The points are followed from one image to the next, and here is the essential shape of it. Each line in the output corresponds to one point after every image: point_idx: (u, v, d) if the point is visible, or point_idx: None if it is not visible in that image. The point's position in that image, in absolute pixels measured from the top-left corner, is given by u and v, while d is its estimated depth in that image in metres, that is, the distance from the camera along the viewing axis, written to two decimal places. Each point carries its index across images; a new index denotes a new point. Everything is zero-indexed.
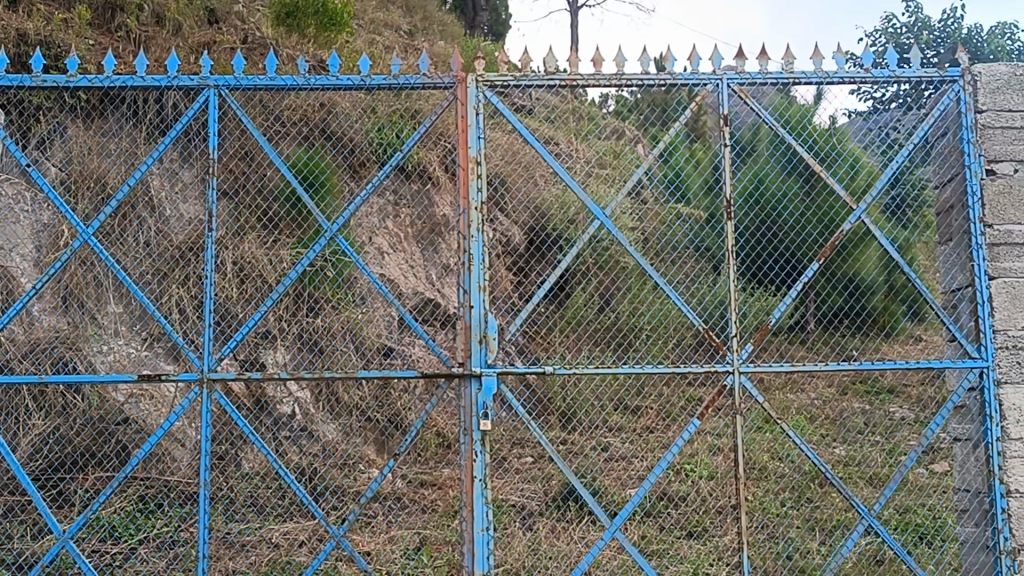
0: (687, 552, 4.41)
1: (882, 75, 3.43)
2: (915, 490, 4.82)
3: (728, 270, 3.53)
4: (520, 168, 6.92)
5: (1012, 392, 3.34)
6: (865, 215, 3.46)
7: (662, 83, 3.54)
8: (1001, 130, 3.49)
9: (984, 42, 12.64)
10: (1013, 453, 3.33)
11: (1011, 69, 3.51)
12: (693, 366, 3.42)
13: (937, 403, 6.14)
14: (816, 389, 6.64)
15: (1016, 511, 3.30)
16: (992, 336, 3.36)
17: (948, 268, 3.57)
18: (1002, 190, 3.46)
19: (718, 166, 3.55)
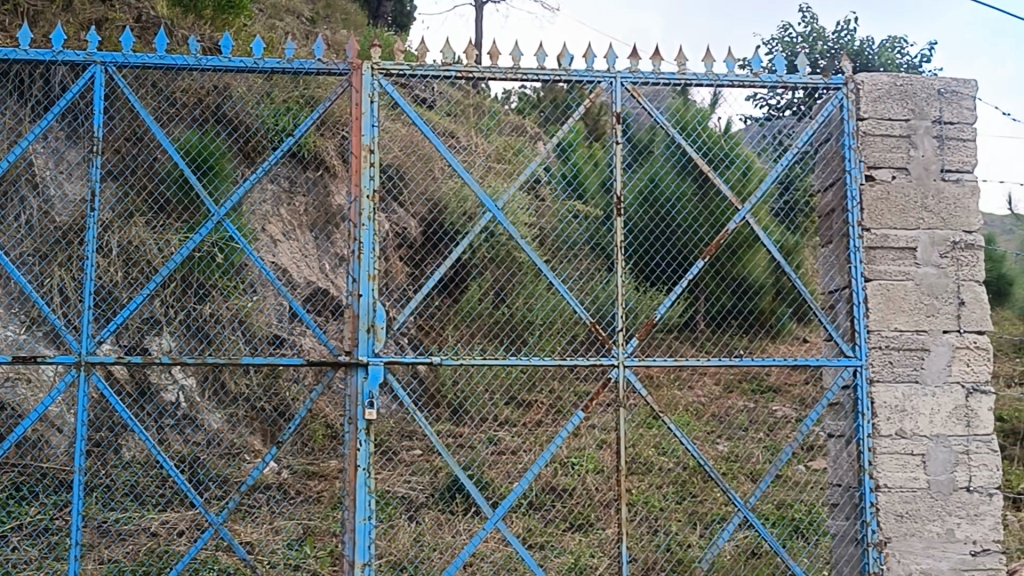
0: (570, 544, 4.47)
1: (770, 80, 3.53)
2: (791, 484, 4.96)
3: (616, 264, 3.58)
4: (418, 160, 6.93)
5: (884, 390, 3.45)
6: (749, 216, 3.55)
7: (558, 79, 3.58)
8: (881, 138, 3.59)
9: (876, 55, 12.99)
10: (883, 449, 3.44)
11: (892, 79, 3.62)
12: (580, 359, 3.46)
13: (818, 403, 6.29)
14: (703, 387, 6.75)
15: (884, 505, 3.41)
16: (866, 336, 3.47)
17: (828, 270, 3.68)
18: (880, 196, 3.56)
19: (610, 162, 3.61)
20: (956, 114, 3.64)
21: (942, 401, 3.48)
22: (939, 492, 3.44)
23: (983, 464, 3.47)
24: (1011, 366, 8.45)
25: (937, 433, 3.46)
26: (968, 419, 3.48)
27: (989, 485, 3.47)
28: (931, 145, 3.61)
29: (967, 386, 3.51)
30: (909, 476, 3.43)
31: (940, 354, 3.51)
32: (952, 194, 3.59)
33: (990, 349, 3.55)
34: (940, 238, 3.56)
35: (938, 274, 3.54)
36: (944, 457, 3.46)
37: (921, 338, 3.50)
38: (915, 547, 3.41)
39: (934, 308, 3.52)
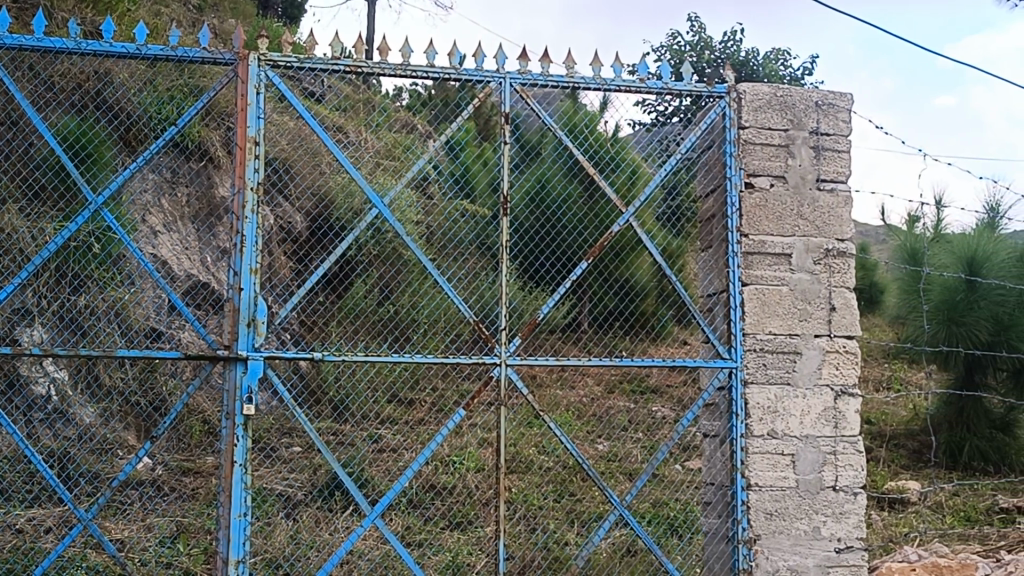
0: (449, 543, 4.48)
1: (655, 86, 3.61)
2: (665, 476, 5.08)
3: (501, 263, 3.60)
4: (306, 155, 6.86)
5: (757, 392, 3.55)
6: (632, 219, 3.62)
7: (447, 76, 3.58)
8: (761, 147, 3.68)
9: (760, 66, 13.31)
10: (756, 449, 3.54)
11: (772, 89, 3.72)
12: (462, 357, 3.47)
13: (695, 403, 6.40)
14: (585, 386, 6.81)
15: (755, 504, 3.50)
16: (742, 338, 3.56)
17: (706, 274, 3.77)
18: (759, 203, 3.65)
19: (497, 161, 3.62)
20: (832, 126, 3.77)
21: (812, 402, 3.59)
22: (807, 492, 3.55)
23: (849, 464, 3.60)
24: (879, 371, 8.76)
25: (807, 434, 3.58)
26: (835, 420, 3.60)
27: (854, 485, 3.60)
28: (807, 155, 3.72)
29: (836, 388, 3.63)
30: (779, 475, 3.54)
31: (811, 358, 3.62)
32: (826, 203, 3.71)
33: (858, 354, 3.68)
34: (814, 245, 3.68)
35: (811, 280, 3.65)
36: (813, 457, 3.57)
37: (794, 341, 3.61)
38: (783, 544, 3.52)
39: (807, 312, 3.64)
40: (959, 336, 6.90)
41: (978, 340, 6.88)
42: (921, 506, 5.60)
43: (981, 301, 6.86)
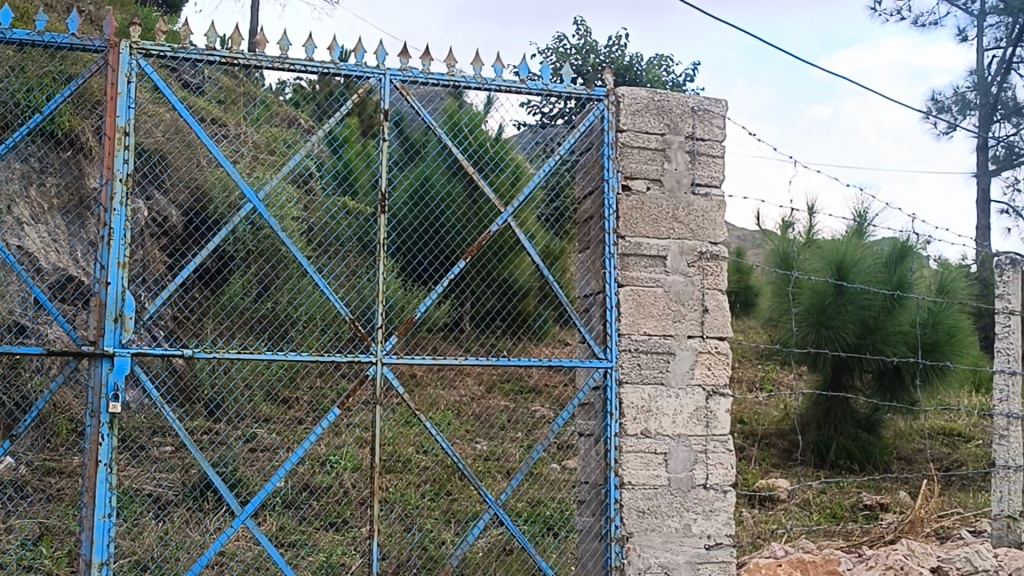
0: (323, 543, 4.43)
1: (535, 87, 3.63)
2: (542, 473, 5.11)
3: (378, 261, 3.58)
4: (184, 147, 6.71)
5: (631, 391, 3.60)
6: (511, 219, 3.63)
7: (325, 71, 3.52)
8: (638, 150, 3.73)
9: (644, 72, 13.52)
10: (629, 447, 3.58)
11: (650, 94, 3.77)
12: (337, 356, 3.44)
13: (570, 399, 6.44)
14: (465, 386, 6.81)
15: (628, 502, 3.54)
16: (617, 338, 3.61)
17: (584, 274, 3.81)
18: (636, 206, 3.70)
19: (376, 159, 3.60)
20: (707, 131, 3.84)
21: (684, 402, 3.66)
22: (678, 490, 3.61)
23: (719, 463, 3.68)
24: (752, 373, 8.99)
25: (679, 433, 3.64)
26: (706, 419, 3.68)
27: (724, 483, 3.68)
28: (683, 159, 3.79)
29: (707, 388, 3.71)
30: (651, 474, 3.59)
31: (684, 358, 3.69)
32: (700, 207, 3.78)
33: (729, 355, 3.76)
34: (688, 248, 3.75)
35: (685, 283, 3.72)
36: (684, 456, 3.64)
37: (668, 342, 3.66)
38: (654, 541, 3.57)
39: (680, 314, 3.70)
40: (828, 338, 7.12)
41: (846, 342, 7.11)
42: (790, 504, 5.76)
43: (848, 305, 7.09)
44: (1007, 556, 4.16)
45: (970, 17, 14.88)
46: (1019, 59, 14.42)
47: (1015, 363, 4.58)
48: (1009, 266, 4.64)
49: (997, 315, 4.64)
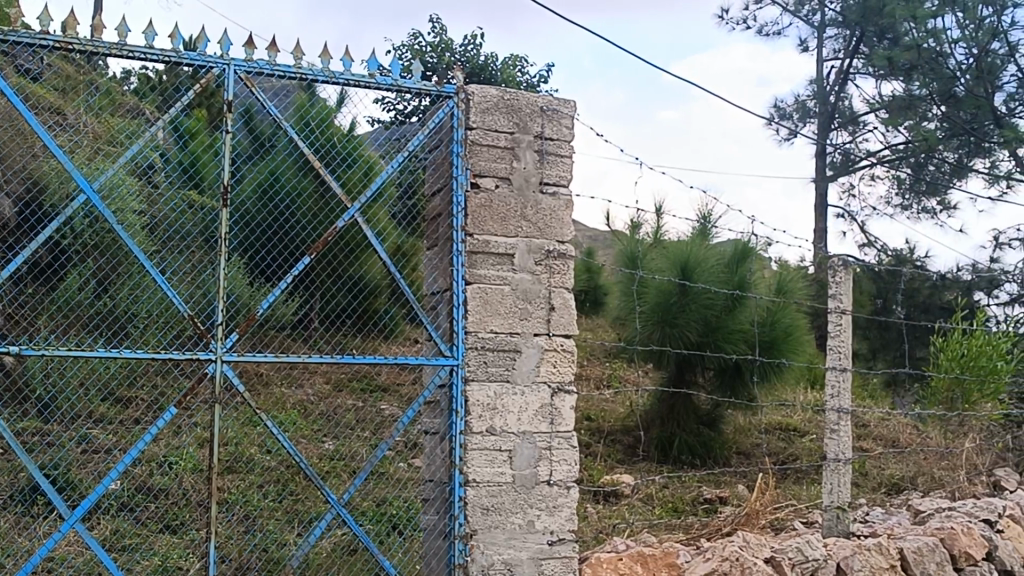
0: (159, 546, 4.31)
1: (385, 82, 3.60)
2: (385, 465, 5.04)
3: (220, 256, 3.49)
4: (18, 135, 6.41)
5: (477, 389, 3.60)
6: (358, 215, 3.60)
7: (166, 60, 3.41)
8: (487, 148, 3.74)
9: (498, 72, 13.59)
10: (475, 445, 3.58)
11: (499, 92, 3.79)
12: (175, 353, 3.34)
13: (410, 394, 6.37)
14: (313, 385, 6.69)
15: (472, 499, 3.55)
16: (464, 336, 3.61)
17: (431, 272, 3.80)
18: (484, 204, 3.70)
19: (219, 152, 3.51)
20: (556, 131, 3.87)
21: (529, 399, 3.68)
22: (522, 486, 3.63)
23: (563, 459, 3.71)
24: (599, 371, 9.15)
25: (524, 430, 3.66)
26: (552, 416, 3.71)
27: (568, 479, 3.71)
28: (532, 158, 3.81)
29: (552, 385, 3.74)
30: (495, 471, 3.60)
31: (530, 356, 3.71)
32: (548, 207, 3.81)
33: (574, 352, 3.80)
34: (535, 247, 3.77)
35: (532, 281, 3.74)
36: (529, 453, 3.67)
37: (514, 340, 3.68)
38: (498, 538, 3.59)
39: (527, 311, 3.72)
40: (673, 337, 7.27)
41: (689, 340, 7.29)
42: (633, 499, 5.89)
43: (692, 304, 7.27)
44: (836, 546, 4.33)
45: (810, 28, 15.48)
46: (855, 70, 15.09)
47: (845, 360, 4.78)
48: (842, 267, 4.85)
49: (828, 314, 4.84)
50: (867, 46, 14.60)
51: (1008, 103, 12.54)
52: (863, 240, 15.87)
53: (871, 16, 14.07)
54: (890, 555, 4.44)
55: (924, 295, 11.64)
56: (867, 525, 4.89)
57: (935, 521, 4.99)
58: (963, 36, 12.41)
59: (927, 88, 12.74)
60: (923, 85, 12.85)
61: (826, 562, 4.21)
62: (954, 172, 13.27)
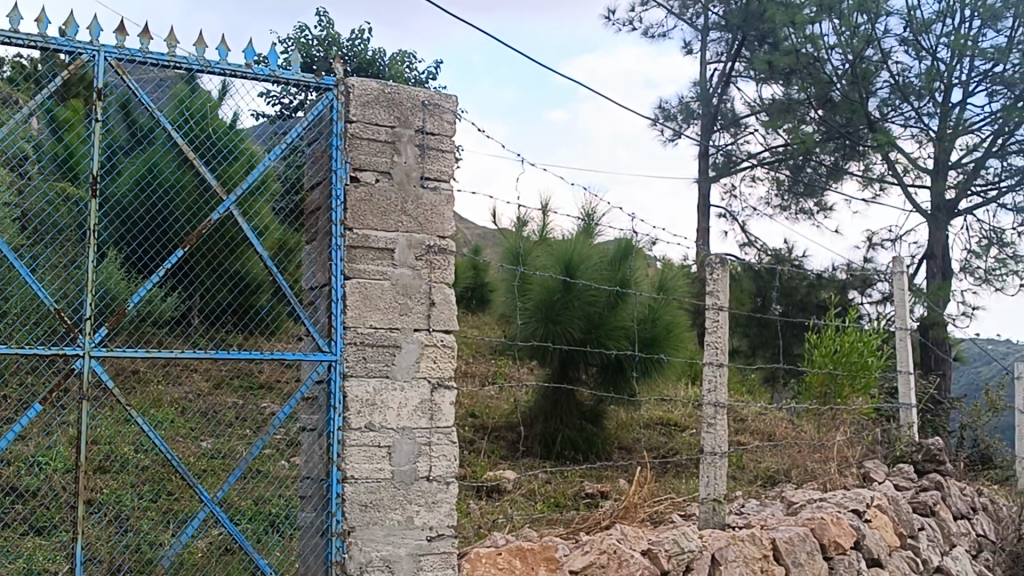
0: (25, 548, 4.17)
1: (261, 73, 3.54)
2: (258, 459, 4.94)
3: (88, 248, 3.39)
4: None
5: (356, 385, 3.57)
6: (234, 208, 3.53)
7: (32, 44, 3.28)
8: (367, 142, 3.70)
9: (386, 67, 13.48)
10: (353, 441, 3.55)
11: (380, 86, 3.76)
12: (40, 348, 3.24)
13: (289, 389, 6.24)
14: (192, 381, 6.52)
15: (350, 496, 3.52)
16: (342, 331, 3.57)
17: (310, 267, 3.75)
18: (364, 198, 3.67)
19: (88, 141, 3.40)
20: (437, 126, 3.86)
21: (409, 395, 3.66)
22: (401, 482, 3.61)
23: (442, 455, 3.70)
24: (484, 367, 9.19)
25: (403, 426, 3.64)
26: (431, 412, 3.69)
27: (447, 474, 3.70)
28: (412, 153, 3.79)
29: (432, 381, 3.73)
30: (374, 467, 3.57)
31: (410, 352, 3.69)
32: (428, 202, 3.80)
33: (454, 348, 3.79)
34: (416, 242, 3.75)
35: (412, 276, 3.73)
36: (408, 449, 3.64)
37: (393, 335, 3.66)
38: (376, 535, 3.56)
39: (407, 307, 3.70)
40: (556, 333, 7.32)
41: (571, 336, 7.36)
42: (516, 494, 5.93)
43: (576, 300, 7.34)
44: (711, 537, 4.42)
45: (693, 31, 15.75)
46: (736, 73, 15.42)
47: (721, 355, 4.87)
48: (719, 265, 4.96)
49: (706, 311, 4.94)
50: (748, 50, 14.93)
51: (880, 109, 12.97)
52: (744, 240, 16.23)
53: (752, 21, 14.39)
54: (763, 545, 4.56)
55: (801, 293, 11.96)
56: (742, 517, 5.00)
57: (805, 512, 5.13)
58: (839, 42, 12.79)
59: (805, 92, 13.09)
60: (801, 89, 13.17)
61: (701, 554, 4.29)
62: (830, 174, 13.68)
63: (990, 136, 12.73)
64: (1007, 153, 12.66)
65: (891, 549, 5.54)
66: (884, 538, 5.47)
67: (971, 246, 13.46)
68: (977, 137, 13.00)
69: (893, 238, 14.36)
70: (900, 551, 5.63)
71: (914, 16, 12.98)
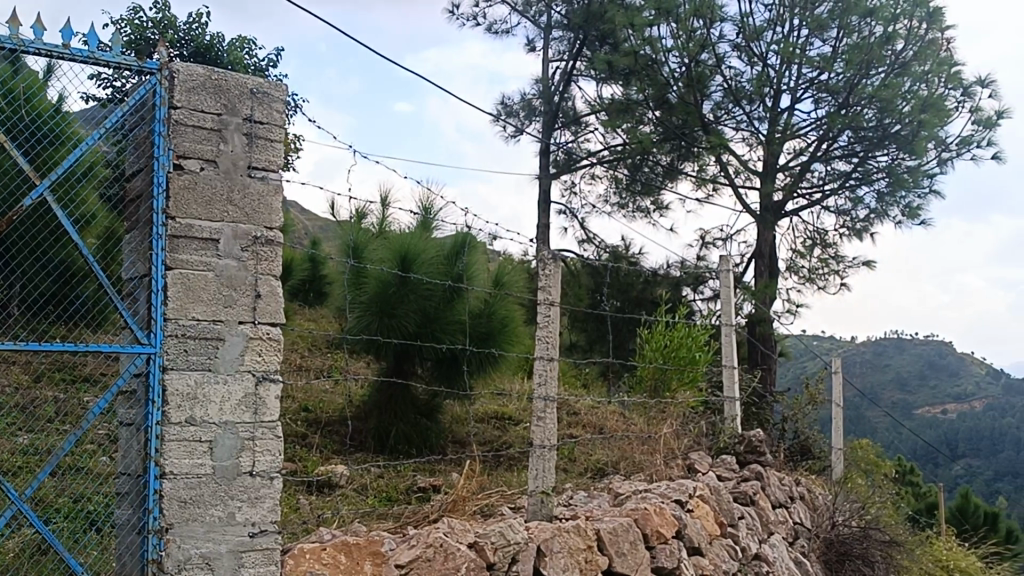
0: None
1: (80, 54, 3.37)
2: (74, 452, 4.73)
3: None
4: None
5: (176, 378, 3.47)
6: (49, 194, 3.36)
7: None
8: (191, 129, 3.60)
9: (224, 52, 13.12)
10: (173, 436, 3.45)
11: (206, 72, 3.66)
12: None
13: (111, 382, 5.99)
14: (9, 374, 6.20)
15: (169, 492, 3.42)
16: (163, 323, 3.47)
17: (130, 256, 3.62)
18: (187, 186, 3.57)
19: None
20: (266, 115, 3.78)
21: (232, 388, 3.58)
22: (222, 477, 3.52)
23: (266, 450, 3.63)
24: (319, 360, 9.08)
25: (226, 420, 3.56)
26: (255, 406, 3.62)
27: (270, 469, 3.64)
28: (239, 141, 3.70)
29: (257, 374, 3.65)
30: (194, 462, 3.48)
31: (233, 344, 3.61)
32: (256, 191, 3.72)
33: (280, 341, 3.73)
34: (242, 232, 3.67)
35: (238, 268, 3.65)
36: (230, 443, 3.56)
37: (217, 327, 3.57)
38: (196, 532, 3.46)
39: (231, 299, 3.62)
40: (391, 327, 7.26)
41: (407, 330, 7.32)
42: (347, 489, 5.88)
43: (411, 294, 7.32)
44: (537, 529, 4.48)
45: (537, 29, 15.90)
46: (578, 72, 15.64)
47: (552, 350, 4.94)
48: (551, 261, 5.04)
49: (538, 306, 5.01)
50: (590, 49, 15.16)
51: (714, 111, 13.41)
52: (583, 236, 16.49)
53: (594, 21, 14.65)
54: (587, 536, 4.65)
55: (636, 290, 12.22)
56: (569, 509, 5.08)
57: (630, 502, 5.27)
58: (676, 46, 13.16)
59: (642, 93, 13.36)
60: (638, 90, 13.42)
61: (527, 545, 4.33)
62: (666, 174, 14.01)
63: (815, 141, 13.30)
64: (830, 158, 13.26)
65: (711, 538, 5.73)
66: (705, 527, 5.65)
67: (796, 246, 14.03)
68: (804, 142, 13.57)
69: (724, 238, 14.84)
70: (720, 539, 5.83)
71: (747, 23, 13.45)
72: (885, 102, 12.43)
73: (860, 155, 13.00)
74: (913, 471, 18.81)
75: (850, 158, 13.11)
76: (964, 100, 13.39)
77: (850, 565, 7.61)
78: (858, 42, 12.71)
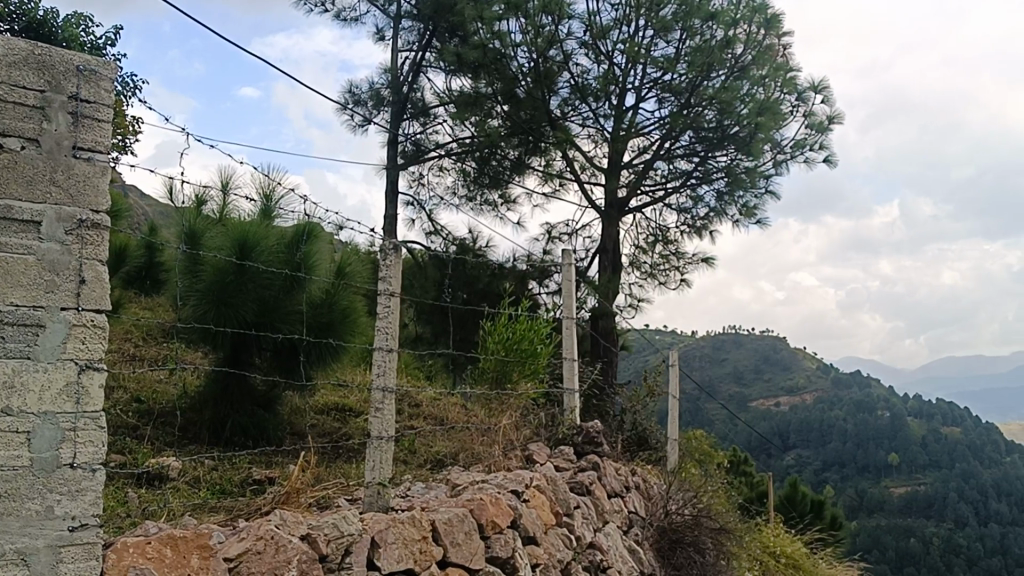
0: None
1: None
2: None
3: None
4: None
5: None
6: None
7: None
8: (12, 106, 3.43)
9: (59, 28, 12.59)
10: None
11: (29, 46, 3.51)
12: None
13: None
14: None
15: None
16: None
17: None
18: (6, 165, 3.40)
19: None
20: (93, 93, 3.63)
21: (53, 377, 3.43)
22: (40, 470, 3.37)
23: (88, 441, 3.49)
24: (155, 350, 8.84)
25: (46, 410, 3.40)
26: (78, 396, 3.48)
27: (92, 461, 3.50)
28: (64, 120, 3.55)
29: (80, 363, 3.51)
30: (10, 454, 3.31)
31: (54, 332, 3.46)
32: (81, 172, 3.58)
33: (106, 329, 3.60)
34: (65, 215, 3.53)
35: (61, 252, 3.50)
36: (50, 434, 3.40)
37: (36, 314, 3.42)
38: (11, 526, 3.29)
39: (53, 284, 3.47)
40: (228, 316, 7.09)
41: (244, 319, 7.17)
42: (179, 482, 5.73)
43: (249, 282, 7.16)
44: (372, 520, 4.46)
45: (387, 18, 15.74)
46: (427, 63, 15.56)
47: (391, 341, 4.91)
48: (392, 251, 5.02)
49: (377, 296, 4.96)
50: (440, 40, 15.14)
51: (561, 107, 13.68)
52: (430, 228, 16.47)
53: (443, 13, 14.66)
54: (422, 527, 4.65)
55: (481, 283, 12.29)
56: (405, 500, 5.07)
57: (466, 493, 5.30)
58: (524, 41, 13.24)
59: (491, 87, 13.36)
60: (488, 84, 13.43)
61: (360, 536, 4.31)
62: (513, 168, 14.00)
63: (658, 140, 13.61)
64: (672, 157, 13.63)
65: (547, 527, 5.81)
66: (540, 516, 5.73)
67: (638, 242, 14.34)
68: (647, 140, 13.86)
69: (568, 232, 15.05)
70: (555, 528, 5.91)
71: (594, 21, 13.64)
72: (724, 104, 12.76)
73: (700, 155, 13.45)
74: (746, 461, 19.52)
75: (691, 157, 13.50)
76: (798, 104, 13.91)
77: (681, 552, 7.86)
78: (700, 44, 13.00)
